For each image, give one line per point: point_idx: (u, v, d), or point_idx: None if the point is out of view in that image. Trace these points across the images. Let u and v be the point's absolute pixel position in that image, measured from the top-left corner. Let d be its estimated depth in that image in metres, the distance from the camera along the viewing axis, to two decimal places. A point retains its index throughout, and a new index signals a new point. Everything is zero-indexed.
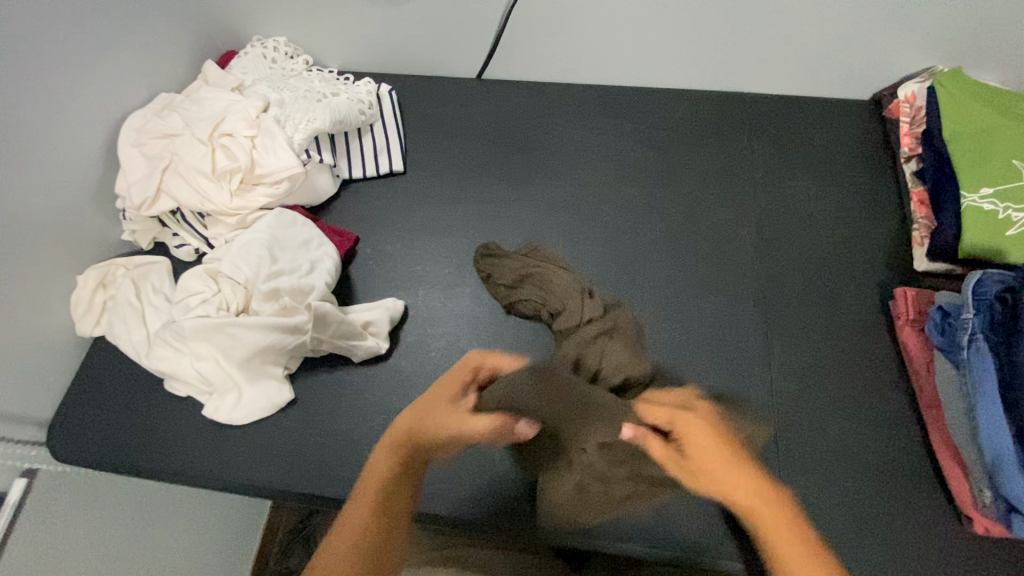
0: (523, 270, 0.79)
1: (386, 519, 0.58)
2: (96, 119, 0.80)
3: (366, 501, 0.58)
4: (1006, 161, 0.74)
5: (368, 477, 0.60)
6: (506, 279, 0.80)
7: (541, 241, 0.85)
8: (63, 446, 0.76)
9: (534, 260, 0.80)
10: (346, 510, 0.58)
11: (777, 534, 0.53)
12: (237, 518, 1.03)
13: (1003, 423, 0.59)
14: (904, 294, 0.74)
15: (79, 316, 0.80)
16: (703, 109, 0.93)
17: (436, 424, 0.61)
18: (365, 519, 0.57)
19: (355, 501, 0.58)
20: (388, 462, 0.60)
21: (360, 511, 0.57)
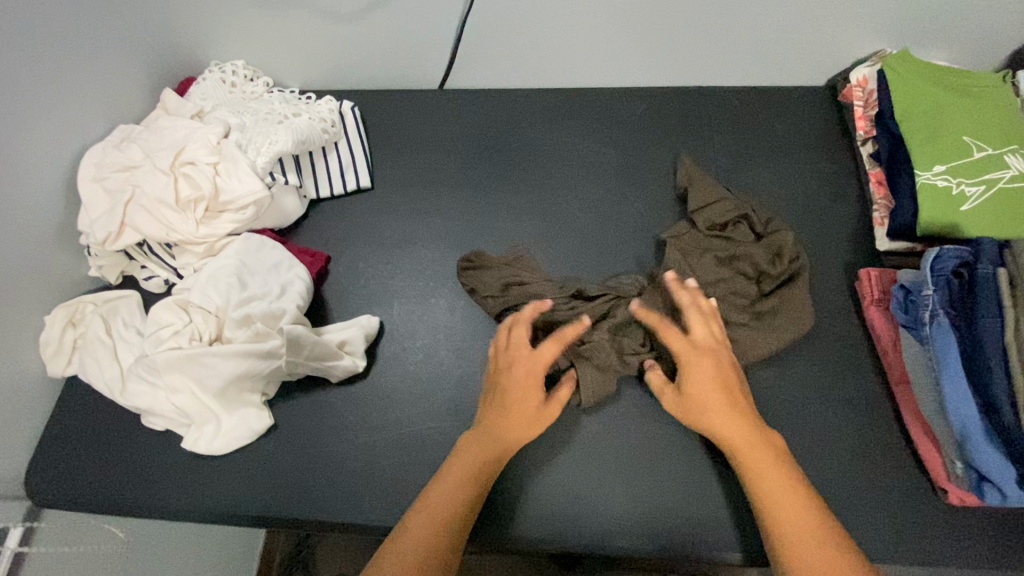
0: (508, 278, 0.79)
1: (473, 507, 0.61)
2: (55, 156, 0.79)
3: (456, 489, 0.62)
4: (956, 138, 0.76)
5: (446, 476, 0.63)
6: (493, 290, 0.78)
7: (516, 246, 0.85)
8: (40, 491, 0.74)
9: (518, 270, 0.81)
10: (426, 498, 0.61)
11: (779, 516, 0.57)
12: (235, 548, 1.03)
13: (967, 393, 0.60)
14: (868, 276, 0.76)
15: (49, 357, 0.78)
16: (664, 105, 0.94)
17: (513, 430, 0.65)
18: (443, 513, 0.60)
19: (441, 489, 0.61)
20: (478, 455, 0.64)
21: (446, 501, 0.61)
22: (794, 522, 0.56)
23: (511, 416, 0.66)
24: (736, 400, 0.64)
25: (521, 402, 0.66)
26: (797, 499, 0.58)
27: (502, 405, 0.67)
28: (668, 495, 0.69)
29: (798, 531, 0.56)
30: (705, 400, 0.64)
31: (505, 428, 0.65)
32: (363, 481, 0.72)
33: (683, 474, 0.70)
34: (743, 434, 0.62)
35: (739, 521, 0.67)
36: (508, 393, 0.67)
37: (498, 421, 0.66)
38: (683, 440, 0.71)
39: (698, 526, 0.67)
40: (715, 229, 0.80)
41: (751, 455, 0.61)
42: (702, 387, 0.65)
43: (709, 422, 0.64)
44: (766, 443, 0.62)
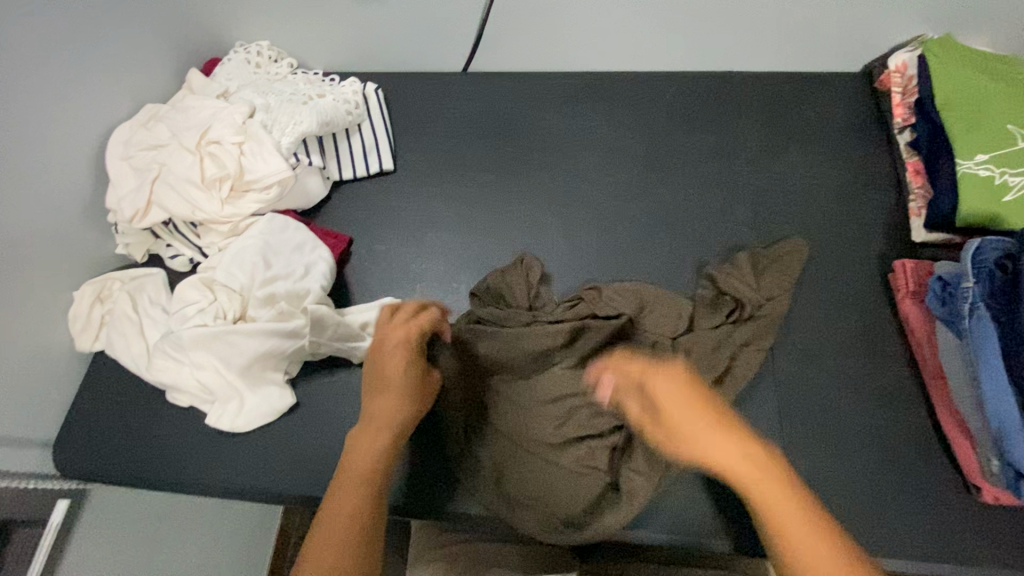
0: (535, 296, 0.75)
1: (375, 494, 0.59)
2: (84, 134, 0.80)
3: (353, 479, 0.59)
4: (1000, 126, 0.73)
5: (347, 469, 0.61)
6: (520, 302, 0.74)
7: (538, 233, 0.85)
8: (71, 461, 0.76)
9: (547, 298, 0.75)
10: (330, 500, 0.58)
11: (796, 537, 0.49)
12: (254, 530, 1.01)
13: (1007, 389, 0.59)
14: (903, 268, 0.73)
15: (78, 332, 0.80)
16: (692, 90, 0.92)
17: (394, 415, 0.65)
18: (351, 507, 0.57)
19: (341, 486, 0.59)
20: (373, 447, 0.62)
21: (349, 495, 0.58)
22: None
23: (389, 400, 0.65)
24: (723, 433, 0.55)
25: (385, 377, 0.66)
26: (818, 535, 0.49)
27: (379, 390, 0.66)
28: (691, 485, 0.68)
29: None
30: (681, 423, 0.56)
31: (384, 409, 0.65)
32: None
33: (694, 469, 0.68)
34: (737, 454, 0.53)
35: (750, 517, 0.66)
36: (387, 363, 0.67)
37: (387, 400, 0.65)
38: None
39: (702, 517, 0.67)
40: (714, 292, 0.74)
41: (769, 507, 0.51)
42: (673, 403, 0.57)
43: (693, 435, 0.55)
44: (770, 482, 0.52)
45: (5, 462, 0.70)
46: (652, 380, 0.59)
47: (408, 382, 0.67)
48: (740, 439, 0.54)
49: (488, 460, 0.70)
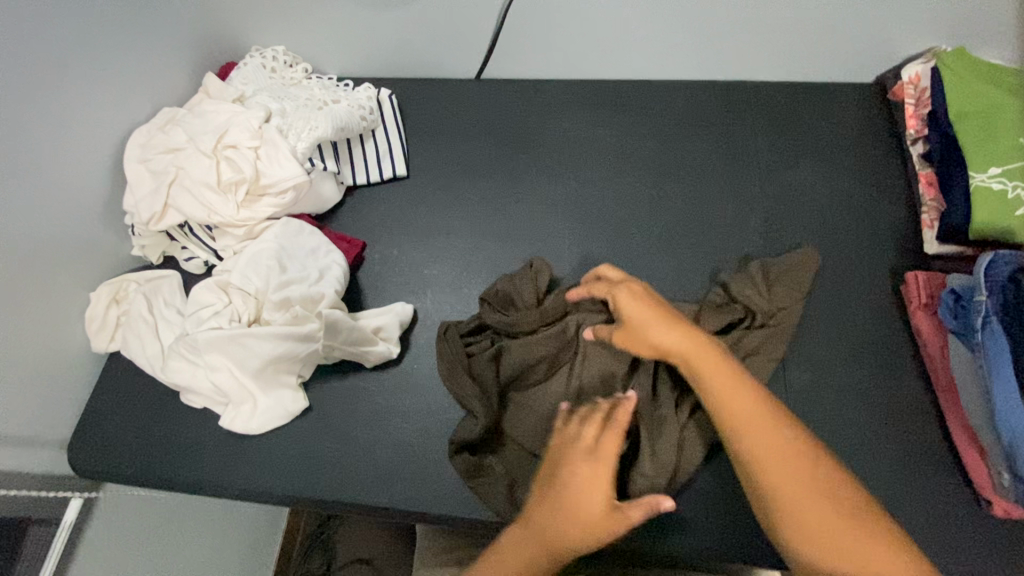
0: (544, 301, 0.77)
1: None
2: (103, 137, 0.81)
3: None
4: (1013, 140, 0.73)
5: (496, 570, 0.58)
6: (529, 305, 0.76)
7: (549, 240, 0.85)
8: (83, 461, 0.76)
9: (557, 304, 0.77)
10: None
11: (732, 403, 0.57)
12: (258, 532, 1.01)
13: (1019, 403, 0.59)
14: (915, 279, 0.74)
15: (94, 332, 0.80)
16: (703, 98, 0.92)
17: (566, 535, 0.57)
18: None
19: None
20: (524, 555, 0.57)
21: None
22: (738, 407, 0.56)
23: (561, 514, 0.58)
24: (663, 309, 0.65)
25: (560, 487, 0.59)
26: (752, 402, 0.56)
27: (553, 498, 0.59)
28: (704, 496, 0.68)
29: (746, 415, 0.56)
30: (635, 315, 0.65)
31: (551, 530, 0.57)
32: (397, 466, 0.73)
33: (700, 484, 0.69)
34: (679, 340, 0.62)
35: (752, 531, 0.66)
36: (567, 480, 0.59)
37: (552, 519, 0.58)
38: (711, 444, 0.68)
39: (703, 536, 0.67)
40: (724, 298, 0.75)
41: (692, 355, 0.61)
42: (627, 304, 0.66)
43: (645, 328, 0.64)
44: (707, 343, 0.61)
45: (20, 460, 0.71)
46: (618, 294, 0.67)
47: (588, 512, 0.58)
48: (682, 330, 0.62)
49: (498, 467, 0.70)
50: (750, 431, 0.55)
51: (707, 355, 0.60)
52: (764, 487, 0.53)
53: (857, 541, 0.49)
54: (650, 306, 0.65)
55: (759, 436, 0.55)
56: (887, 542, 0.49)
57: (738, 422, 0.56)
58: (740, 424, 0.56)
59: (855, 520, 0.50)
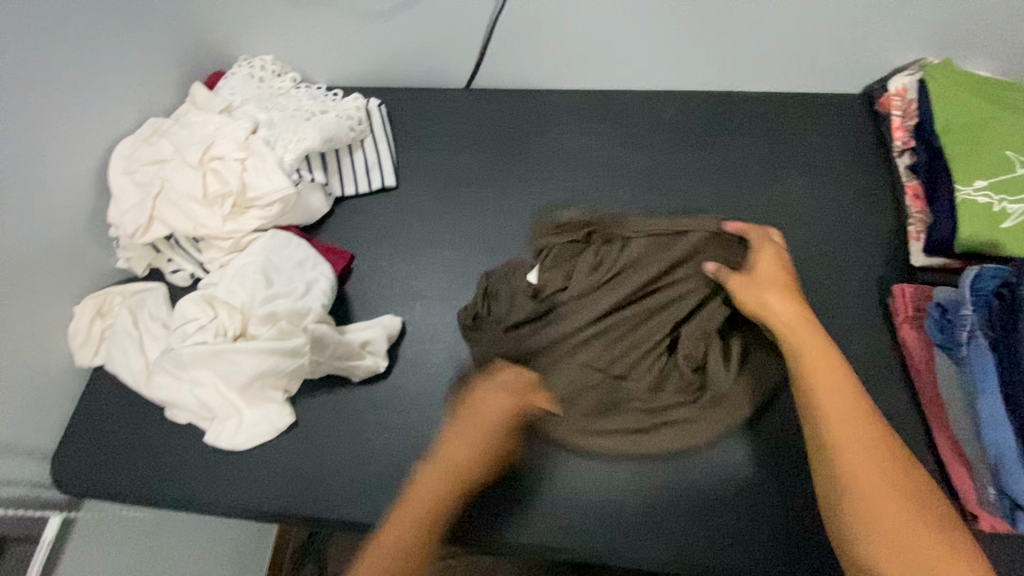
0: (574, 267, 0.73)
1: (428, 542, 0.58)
2: (87, 149, 0.80)
3: (416, 512, 0.59)
4: (999, 152, 0.73)
5: (411, 502, 0.60)
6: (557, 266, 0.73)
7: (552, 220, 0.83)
8: (67, 478, 0.76)
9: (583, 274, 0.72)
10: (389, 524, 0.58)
11: (823, 380, 0.56)
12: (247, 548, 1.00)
13: (1004, 417, 0.59)
14: (902, 292, 0.74)
15: (78, 347, 0.79)
16: (692, 109, 0.92)
17: (467, 466, 0.63)
18: (404, 544, 0.56)
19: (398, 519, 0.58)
20: (440, 483, 0.61)
21: (405, 535, 0.57)
22: (827, 383, 0.56)
23: (464, 441, 0.63)
24: (790, 287, 0.65)
25: (465, 420, 0.64)
26: (846, 386, 0.56)
27: (461, 427, 0.64)
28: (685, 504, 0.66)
29: (831, 394, 0.55)
30: (764, 277, 0.65)
31: (460, 453, 0.63)
32: (383, 482, 0.72)
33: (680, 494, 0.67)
34: (792, 314, 0.62)
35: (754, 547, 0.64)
36: (480, 406, 0.64)
37: (466, 442, 0.63)
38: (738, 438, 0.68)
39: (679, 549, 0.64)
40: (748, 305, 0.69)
41: (794, 330, 0.60)
42: (764, 265, 0.67)
43: (762, 292, 0.64)
44: (817, 330, 0.60)
45: None
46: (760, 260, 0.67)
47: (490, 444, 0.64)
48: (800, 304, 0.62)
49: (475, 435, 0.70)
50: (835, 406, 0.55)
51: (815, 334, 0.60)
52: (831, 455, 0.53)
53: (922, 539, 0.48)
54: (783, 277, 0.66)
55: (843, 416, 0.54)
56: (945, 550, 0.47)
57: (820, 390, 0.56)
58: (829, 399, 0.55)
59: (934, 523, 0.49)
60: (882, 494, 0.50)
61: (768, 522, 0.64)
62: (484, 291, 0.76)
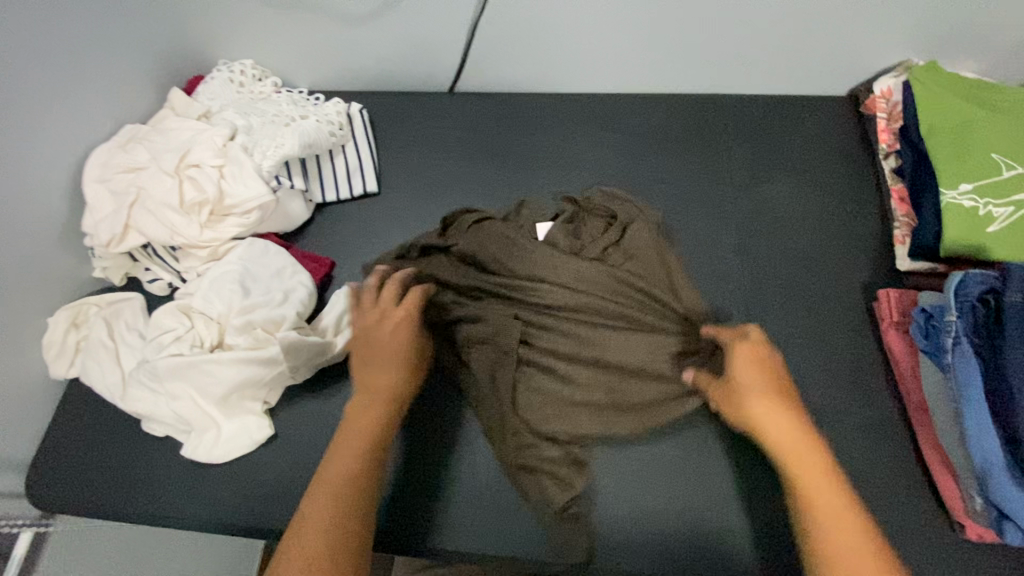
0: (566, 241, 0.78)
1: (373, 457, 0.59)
2: (61, 158, 0.78)
3: (354, 436, 0.61)
4: (985, 155, 0.73)
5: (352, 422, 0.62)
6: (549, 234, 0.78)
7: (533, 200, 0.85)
8: (41, 493, 0.74)
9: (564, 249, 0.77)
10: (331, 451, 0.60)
11: (827, 519, 0.50)
12: None
13: (990, 426, 0.58)
14: (887, 297, 0.73)
15: (52, 359, 0.78)
16: (679, 112, 0.91)
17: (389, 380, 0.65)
18: (349, 466, 0.58)
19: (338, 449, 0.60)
20: (374, 410, 0.63)
21: (348, 454, 0.59)
22: (832, 522, 0.50)
23: (382, 362, 0.66)
24: (780, 391, 0.60)
25: (374, 341, 0.67)
26: (854, 527, 0.49)
27: (371, 349, 0.66)
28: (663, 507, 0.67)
29: (837, 536, 0.49)
30: (750, 387, 0.60)
31: (382, 375, 0.65)
32: None
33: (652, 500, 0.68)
34: (787, 434, 0.56)
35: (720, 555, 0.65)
36: (375, 331, 0.67)
37: (392, 373, 0.65)
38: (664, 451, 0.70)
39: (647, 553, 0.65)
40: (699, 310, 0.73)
41: (791, 452, 0.55)
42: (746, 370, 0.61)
43: (756, 406, 0.58)
44: (819, 451, 0.55)
45: None
46: (740, 355, 0.62)
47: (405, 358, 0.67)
48: (793, 420, 0.57)
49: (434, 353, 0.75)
50: (843, 555, 0.48)
51: (817, 460, 0.54)
52: None
53: None
54: (773, 383, 0.60)
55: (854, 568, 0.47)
56: None
57: (823, 525, 0.50)
58: (835, 542, 0.49)
59: None
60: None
61: (730, 549, 0.65)
62: (512, 211, 0.82)
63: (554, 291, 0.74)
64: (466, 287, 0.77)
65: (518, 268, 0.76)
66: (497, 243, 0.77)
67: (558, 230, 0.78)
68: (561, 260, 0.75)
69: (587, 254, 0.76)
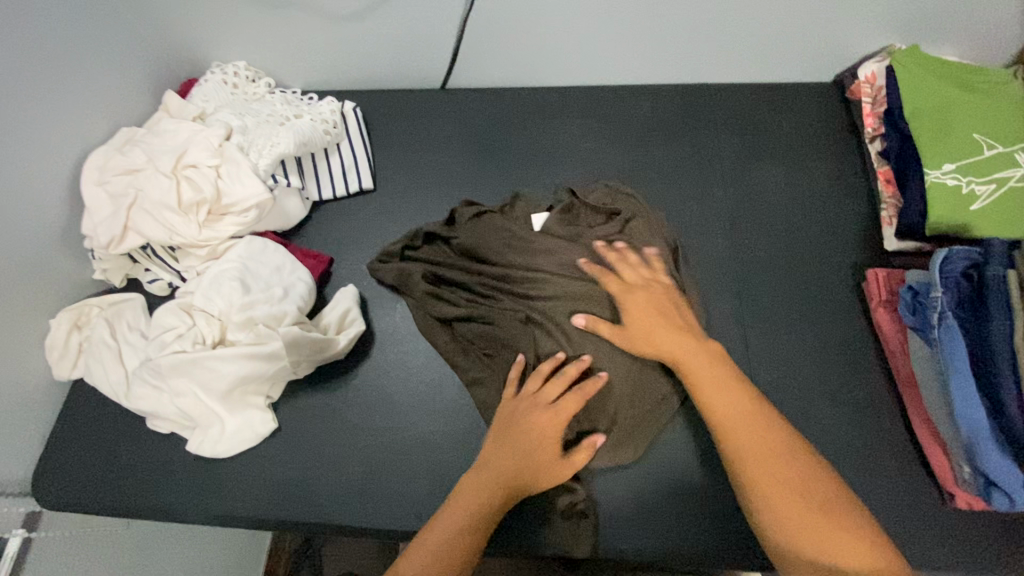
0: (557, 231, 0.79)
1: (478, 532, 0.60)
2: (57, 163, 0.79)
3: (466, 506, 0.62)
4: (966, 135, 0.75)
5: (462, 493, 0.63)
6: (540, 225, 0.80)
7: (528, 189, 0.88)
8: (47, 493, 0.75)
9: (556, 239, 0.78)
10: (441, 512, 0.62)
11: (744, 440, 0.57)
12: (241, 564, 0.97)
13: (976, 398, 0.60)
14: (876, 277, 0.75)
15: (56, 360, 0.79)
16: (666, 102, 0.93)
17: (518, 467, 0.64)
18: (453, 529, 0.60)
19: (453, 507, 0.62)
20: (476, 499, 0.62)
21: (455, 515, 0.61)
22: (747, 440, 0.57)
23: (516, 443, 0.66)
24: (671, 327, 0.68)
25: (518, 423, 0.67)
26: (764, 441, 0.57)
27: (504, 429, 0.67)
28: (661, 492, 0.69)
29: (758, 458, 0.56)
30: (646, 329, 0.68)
31: (504, 461, 0.65)
32: (368, 484, 0.72)
33: (649, 487, 0.69)
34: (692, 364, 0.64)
35: (721, 538, 0.66)
36: (517, 418, 0.67)
37: (516, 462, 0.65)
38: (663, 439, 0.71)
39: (645, 538, 0.67)
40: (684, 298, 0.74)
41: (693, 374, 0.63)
42: (636, 314, 0.69)
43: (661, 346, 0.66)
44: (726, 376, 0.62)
45: None
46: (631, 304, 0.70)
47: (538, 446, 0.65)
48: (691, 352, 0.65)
49: (438, 341, 0.77)
50: (774, 484, 0.55)
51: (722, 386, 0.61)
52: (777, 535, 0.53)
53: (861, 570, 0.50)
54: (659, 321, 0.68)
55: (777, 482, 0.55)
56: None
57: (744, 452, 0.57)
58: (761, 469, 0.56)
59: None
60: (826, 537, 0.51)
61: (724, 530, 0.66)
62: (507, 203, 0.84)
63: (557, 282, 0.75)
64: (469, 281, 0.78)
65: (519, 261, 0.77)
66: (497, 236, 0.79)
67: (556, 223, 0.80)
68: (562, 252, 0.77)
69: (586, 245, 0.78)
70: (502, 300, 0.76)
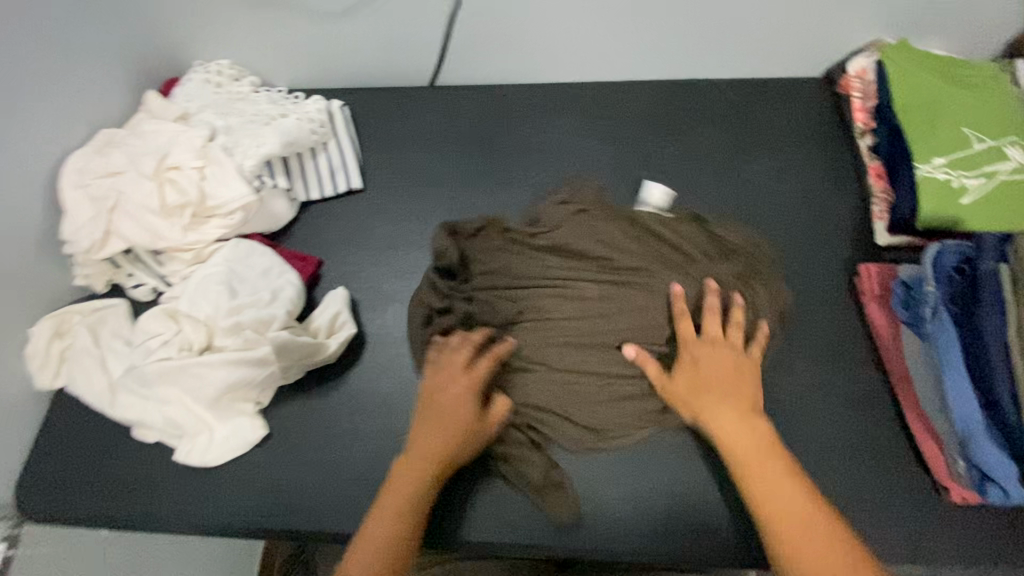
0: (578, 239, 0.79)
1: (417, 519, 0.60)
2: (33, 167, 0.76)
3: (404, 494, 0.61)
4: (956, 130, 0.75)
5: (395, 484, 0.62)
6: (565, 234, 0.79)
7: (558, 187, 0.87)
8: (32, 505, 0.73)
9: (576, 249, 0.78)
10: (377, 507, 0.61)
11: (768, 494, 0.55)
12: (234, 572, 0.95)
13: (969, 392, 0.60)
14: (868, 271, 0.76)
15: (36, 369, 0.76)
16: (657, 98, 0.92)
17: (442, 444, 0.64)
18: (392, 524, 0.59)
19: (390, 498, 0.61)
20: (409, 485, 0.61)
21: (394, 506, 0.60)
22: (774, 493, 0.55)
23: (438, 421, 0.65)
24: (724, 378, 0.65)
25: (439, 402, 0.66)
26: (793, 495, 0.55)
27: (427, 410, 0.66)
28: (659, 491, 0.68)
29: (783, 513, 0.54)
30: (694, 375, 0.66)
31: (432, 441, 0.64)
32: (363, 488, 0.71)
33: (646, 486, 0.69)
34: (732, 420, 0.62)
35: (719, 535, 0.66)
36: (440, 397, 0.67)
37: (438, 440, 0.64)
38: (661, 439, 0.70)
39: (643, 538, 0.66)
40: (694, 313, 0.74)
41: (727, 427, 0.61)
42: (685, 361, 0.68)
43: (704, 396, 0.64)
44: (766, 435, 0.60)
45: None
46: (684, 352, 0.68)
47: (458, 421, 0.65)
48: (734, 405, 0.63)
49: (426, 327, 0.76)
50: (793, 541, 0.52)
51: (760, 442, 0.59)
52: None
53: None
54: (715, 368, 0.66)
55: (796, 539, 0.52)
56: None
57: (767, 505, 0.55)
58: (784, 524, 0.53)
59: None
60: None
61: (722, 528, 0.66)
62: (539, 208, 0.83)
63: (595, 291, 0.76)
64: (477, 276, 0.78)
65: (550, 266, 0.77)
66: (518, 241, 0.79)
67: (635, 230, 0.78)
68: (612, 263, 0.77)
69: (636, 257, 0.77)
70: (512, 299, 0.76)
